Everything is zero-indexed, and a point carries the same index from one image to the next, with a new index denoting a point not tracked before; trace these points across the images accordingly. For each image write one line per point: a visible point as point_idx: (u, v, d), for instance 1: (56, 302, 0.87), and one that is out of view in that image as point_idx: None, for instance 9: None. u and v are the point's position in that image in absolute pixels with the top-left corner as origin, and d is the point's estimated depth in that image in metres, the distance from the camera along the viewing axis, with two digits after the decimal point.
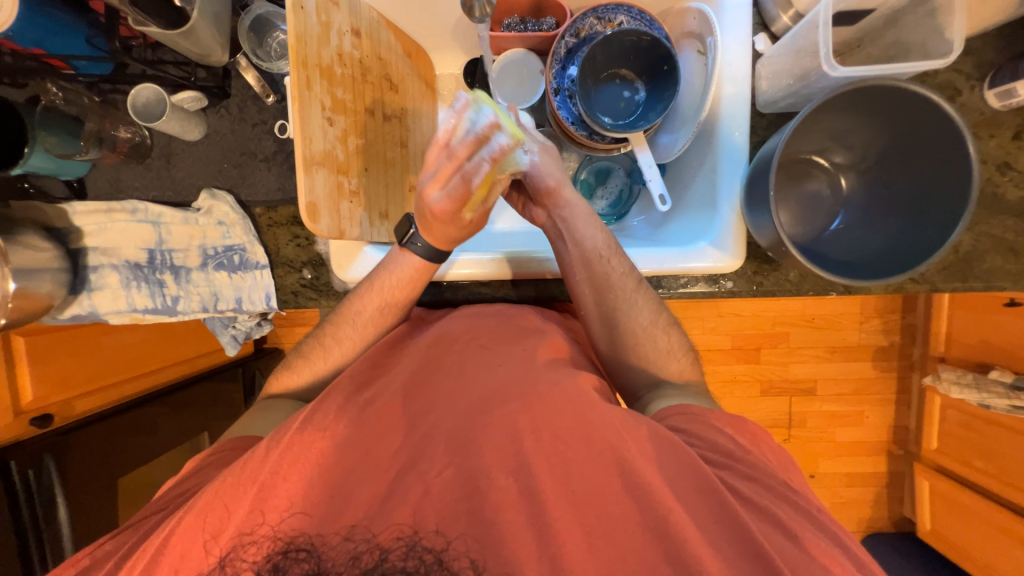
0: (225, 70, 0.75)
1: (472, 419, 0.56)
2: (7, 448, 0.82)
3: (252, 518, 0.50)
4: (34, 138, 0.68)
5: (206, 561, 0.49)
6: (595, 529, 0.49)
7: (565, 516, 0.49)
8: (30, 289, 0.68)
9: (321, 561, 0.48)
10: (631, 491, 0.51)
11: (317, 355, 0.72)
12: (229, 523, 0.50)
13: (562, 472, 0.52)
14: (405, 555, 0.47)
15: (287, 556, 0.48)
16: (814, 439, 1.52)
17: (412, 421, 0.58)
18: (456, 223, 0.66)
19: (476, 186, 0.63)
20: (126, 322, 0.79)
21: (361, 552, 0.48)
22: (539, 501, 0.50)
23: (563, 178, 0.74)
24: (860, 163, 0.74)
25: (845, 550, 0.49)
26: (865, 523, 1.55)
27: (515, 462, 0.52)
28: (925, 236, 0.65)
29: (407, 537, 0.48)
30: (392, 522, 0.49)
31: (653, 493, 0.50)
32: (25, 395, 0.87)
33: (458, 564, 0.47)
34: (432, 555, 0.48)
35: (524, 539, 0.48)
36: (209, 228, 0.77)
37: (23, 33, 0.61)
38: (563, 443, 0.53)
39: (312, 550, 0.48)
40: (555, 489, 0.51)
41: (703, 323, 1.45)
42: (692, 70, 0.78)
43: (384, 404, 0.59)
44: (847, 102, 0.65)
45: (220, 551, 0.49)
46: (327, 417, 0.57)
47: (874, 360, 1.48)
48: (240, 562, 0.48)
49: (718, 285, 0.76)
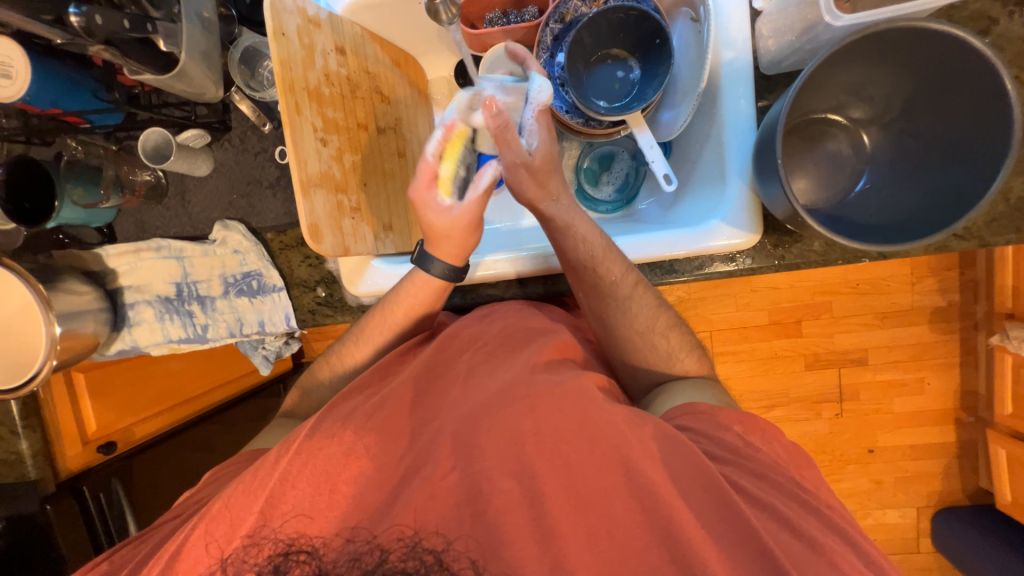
0: (224, 104, 0.79)
1: (473, 423, 0.56)
2: (79, 476, 0.90)
3: (256, 523, 0.53)
4: (63, 190, 0.74)
5: (217, 559, 0.53)
6: (594, 529, 0.51)
7: (565, 517, 0.51)
8: (76, 330, 0.74)
9: (322, 562, 0.52)
10: (634, 491, 0.52)
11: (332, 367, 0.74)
12: (242, 527, 0.54)
13: (562, 474, 0.53)
14: (406, 555, 0.50)
15: (288, 557, 0.52)
16: (869, 413, 1.43)
17: (418, 428, 0.59)
18: (436, 207, 0.65)
19: (435, 160, 0.63)
20: (165, 353, 0.84)
21: (362, 553, 0.51)
22: (536, 502, 0.51)
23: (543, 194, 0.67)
24: (882, 116, 0.69)
25: (853, 544, 0.50)
26: (935, 498, 1.44)
27: (516, 464, 0.53)
28: (963, 187, 0.58)
29: (408, 538, 0.51)
30: (393, 524, 0.52)
31: (654, 489, 0.51)
32: (91, 425, 0.94)
33: (458, 564, 0.50)
34: (432, 556, 0.50)
35: (522, 540, 0.50)
36: (227, 257, 0.80)
37: (40, 96, 0.65)
38: (565, 445, 0.54)
39: (312, 552, 0.52)
40: (554, 489, 0.52)
41: (736, 300, 1.39)
42: (687, 41, 0.74)
43: (391, 411, 0.61)
44: (860, 53, 0.60)
45: (226, 553, 0.53)
46: (334, 425, 0.59)
47: (931, 323, 1.37)
48: (242, 563, 0.52)
49: (736, 262, 0.72)
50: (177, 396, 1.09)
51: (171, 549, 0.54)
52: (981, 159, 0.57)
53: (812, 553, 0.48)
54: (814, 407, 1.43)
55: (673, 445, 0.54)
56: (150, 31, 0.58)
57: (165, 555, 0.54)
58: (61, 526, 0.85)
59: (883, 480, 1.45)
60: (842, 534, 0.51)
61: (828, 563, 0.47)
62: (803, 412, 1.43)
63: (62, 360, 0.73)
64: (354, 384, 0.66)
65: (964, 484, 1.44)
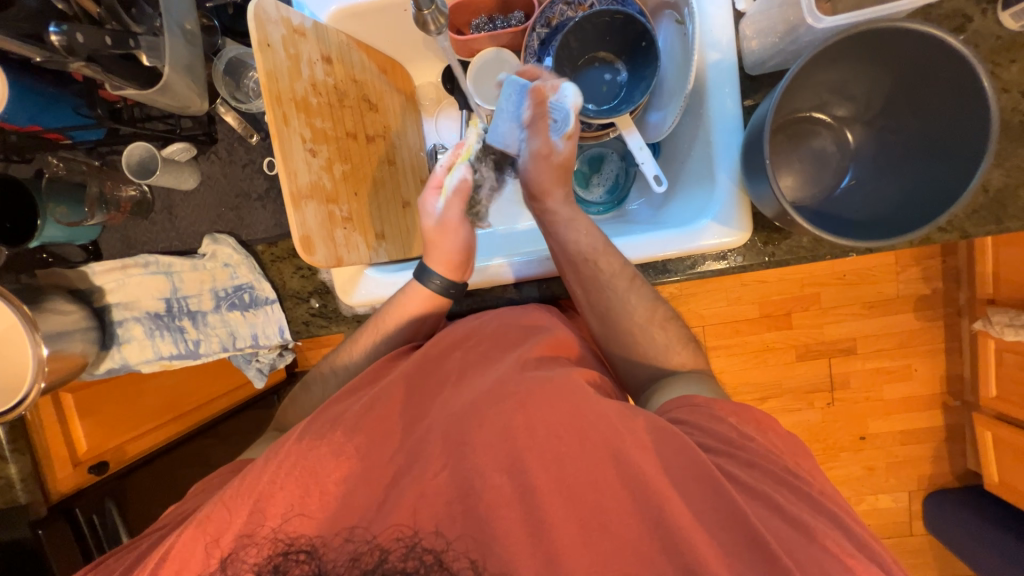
0: (209, 116, 0.78)
1: (464, 421, 0.56)
2: (71, 498, 0.88)
3: (251, 522, 0.52)
4: (45, 210, 0.72)
5: (209, 563, 0.52)
6: (592, 522, 0.51)
7: (561, 512, 0.51)
8: (64, 350, 0.72)
9: (322, 561, 0.51)
10: (630, 484, 0.52)
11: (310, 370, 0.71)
12: (232, 532, 0.52)
13: (558, 470, 0.53)
14: (405, 554, 0.50)
15: (288, 557, 0.51)
16: (860, 400, 1.45)
17: (409, 428, 0.59)
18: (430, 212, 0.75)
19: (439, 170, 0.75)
20: (156, 370, 0.83)
21: (361, 553, 0.50)
22: (532, 499, 0.51)
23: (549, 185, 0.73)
24: (864, 113, 0.70)
25: (847, 530, 0.51)
26: (926, 481, 1.48)
27: (511, 461, 0.53)
28: (944, 181, 0.60)
29: (407, 537, 0.50)
30: (391, 523, 0.51)
31: (649, 482, 0.52)
32: (81, 445, 0.92)
33: (457, 564, 0.49)
34: (431, 555, 0.50)
35: (519, 537, 0.50)
36: (217, 270, 0.79)
37: (17, 112, 0.63)
38: (555, 439, 0.54)
39: (312, 551, 0.51)
40: (550, 486, 0.52)
41: (727, 295, 1.41)
42: (672, 43, 0.75)
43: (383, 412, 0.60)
44: (841, 53, 0.61)
45: (221, 555, 0.52)
46: (324, 426, 0.58)
47: (917, 311, 1.40)
48: (240, 562, 0.51)
49: (727, 260, 0.73)
50: (171, 410, 1.09)
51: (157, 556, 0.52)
52: (960, 153, 0.58)
53: (806, 538, 0.49)
54: (807, 396, 1.45)
55: (668, 440, 0.54)
56: (133, 47, 0.57)
57: (150, 561, 0.52)
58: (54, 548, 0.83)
59: (875, 466, 1.48)
60: (835, 519, 0.52)
61: (822, 547, 0.48)
62: (796, 403, 1.46)
63: (51, 381, 0.71)
64: (347, 387, 0.65)
65: (952, 466, 1.47)
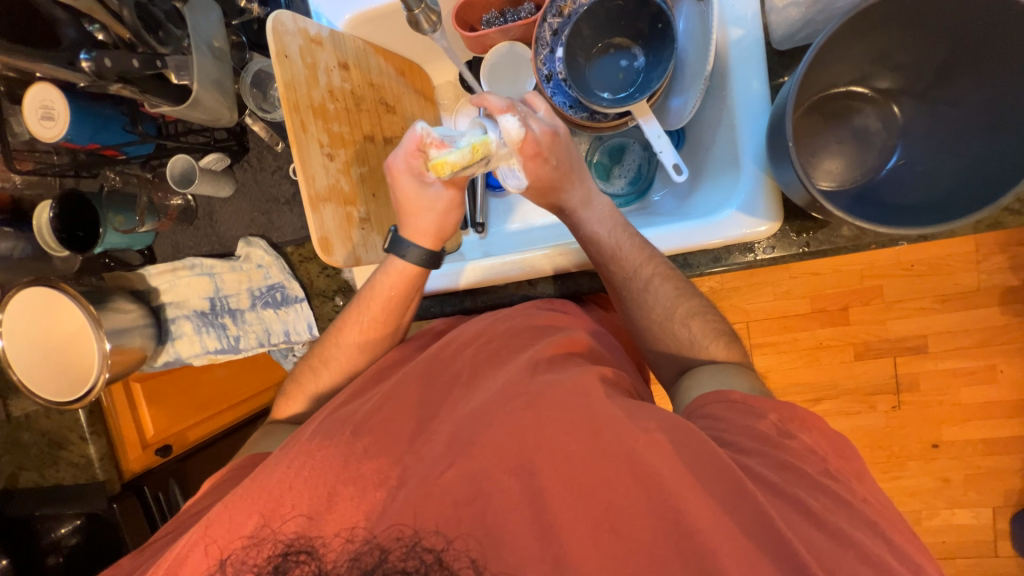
0: (241, 127, 0.83)
1: (470, 420, 0.56)
2: (143, 475, 1.01)
3: (257, 524, 0.54)
4: (106, 219, 0.82)
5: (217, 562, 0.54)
6: (598, 524, 0.50)
7: (567, 515, 0.50)
8: (125, 345, 0.81)
9: (321, 562, 0.51)
10: (636, 487, 0.50)
11: (334, 364, 0.75)
12: (243, 527, 0.54)
13: (564, 472, 0.52)
14: (406, 555, 0.50)
15: (287, 558, 0.52)
16: (931, 404, 1.31)
17: (417, 427, 0.60)
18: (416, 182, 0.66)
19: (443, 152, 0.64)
20: (205, 363, 0.91)
21: (361, 553, 0.51)
22: (537, 499, 0.51)
23: (572, 173, 0.69)
24: (914, 85, 0.63)
25: (879, 538, 0.48)
26: (1014, 496, 1.31)
27: (516, 462, 0.53)
28: (1012, 156, 0.52)
29: (407, 537, 0.50)
30: (392, 524, 0.51)
31: (661, 484, 0.50)
32: (148, 430, 1.03)
33: (458, 563, 0.49)
34: (432, 555, 0.50)
35: (522, 538, 0.49)
36: (253, 271, 0.85)
37: (79, 134, 0.70)
38: (565, 438, 0.53)
39: (312, 552, 0.52)
40: (555, 487, 0.51)
41: (774, 289, 1.30)
42: (693, 23, 0.71)
43: (394, 408, 0.61)
44: (885, 17, 0.54)
45: (233, 554, 0.54)
46: (331, 428, 0.61)
47: (1004, 304, 1.23)
48: (249, 563, 0.53)
49: (755, 252, 0.68)
50: (224, 400, 1.17)
51: (171, 557, 0.55)
52: None
53: (836, 550, 0.46)
54: (867, 399, 1.33)
55: (684, 443, 0.52)
56: (161, 67, 0.62)
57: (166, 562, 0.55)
58: (126, 521, 0.93)
59: (951, 477, 1.33)
60: (871, 529, 0.49)
61: (852, 557, 0.46)
62: (854, 406, 1.34)
63: (115, 372, 0.81)
64: (353, 390, 0.68)
65: None
